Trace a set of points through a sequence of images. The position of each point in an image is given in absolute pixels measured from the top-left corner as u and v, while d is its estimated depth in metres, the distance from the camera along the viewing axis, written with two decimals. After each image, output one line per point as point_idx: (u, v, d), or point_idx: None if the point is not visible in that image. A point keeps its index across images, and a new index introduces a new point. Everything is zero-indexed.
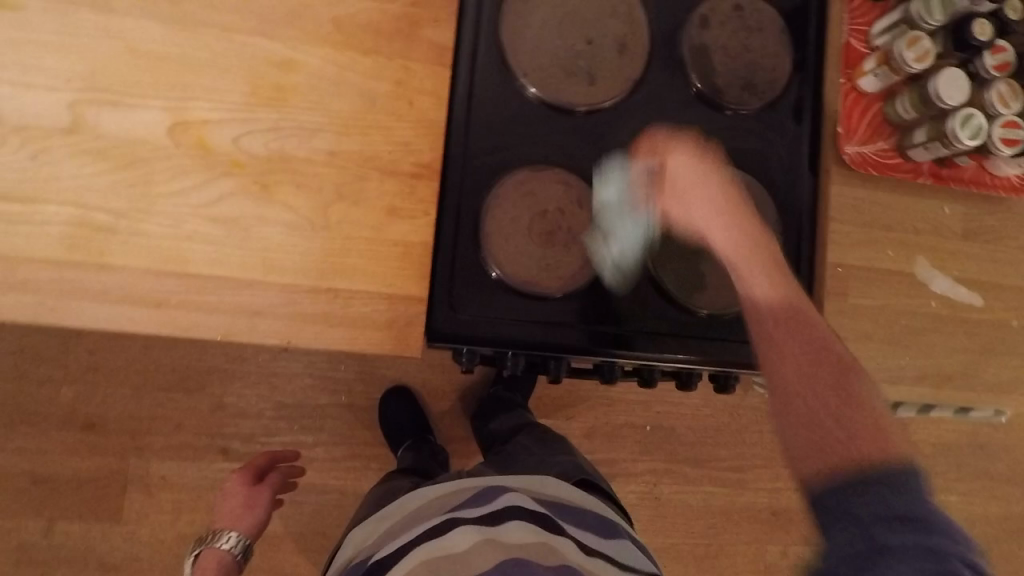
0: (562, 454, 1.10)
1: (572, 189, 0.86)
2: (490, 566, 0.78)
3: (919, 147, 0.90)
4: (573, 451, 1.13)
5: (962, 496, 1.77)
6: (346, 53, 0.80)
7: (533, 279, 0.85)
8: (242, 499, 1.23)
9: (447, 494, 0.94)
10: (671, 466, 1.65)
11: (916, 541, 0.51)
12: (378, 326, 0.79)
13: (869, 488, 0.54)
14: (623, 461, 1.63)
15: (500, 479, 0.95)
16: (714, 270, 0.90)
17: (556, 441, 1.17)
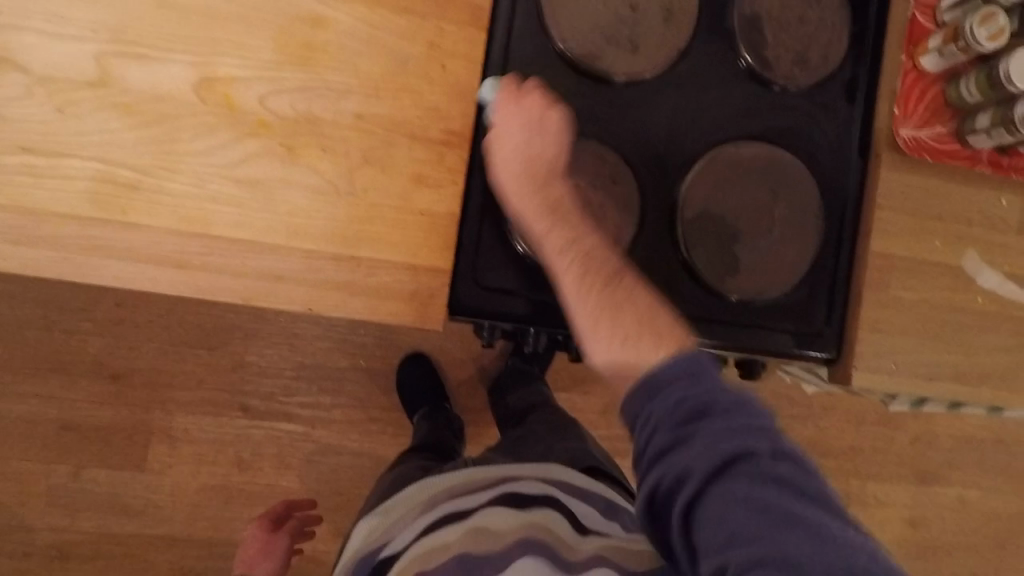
0: (574, 441, 1.10)
1: (604, 162, 0.83)
2: (497, 551, 0.78)
3: (980, 132, 0.85)
4: (586, 437, 1.13)
5: (983, 493, 1.73)
6: (377, 11, 0.76)
7: None
8: (260, 545, 1.41)
9: (448, 484, 0.95)
10: None
11: (775, 498, 0.57)
12: (400, 297, 0.78)
13: (737, 458, 0.59)
14: None
15: (501, 468, 0.95)
16: (750, 255, 0.86)
17: (569, 428, 1.16)
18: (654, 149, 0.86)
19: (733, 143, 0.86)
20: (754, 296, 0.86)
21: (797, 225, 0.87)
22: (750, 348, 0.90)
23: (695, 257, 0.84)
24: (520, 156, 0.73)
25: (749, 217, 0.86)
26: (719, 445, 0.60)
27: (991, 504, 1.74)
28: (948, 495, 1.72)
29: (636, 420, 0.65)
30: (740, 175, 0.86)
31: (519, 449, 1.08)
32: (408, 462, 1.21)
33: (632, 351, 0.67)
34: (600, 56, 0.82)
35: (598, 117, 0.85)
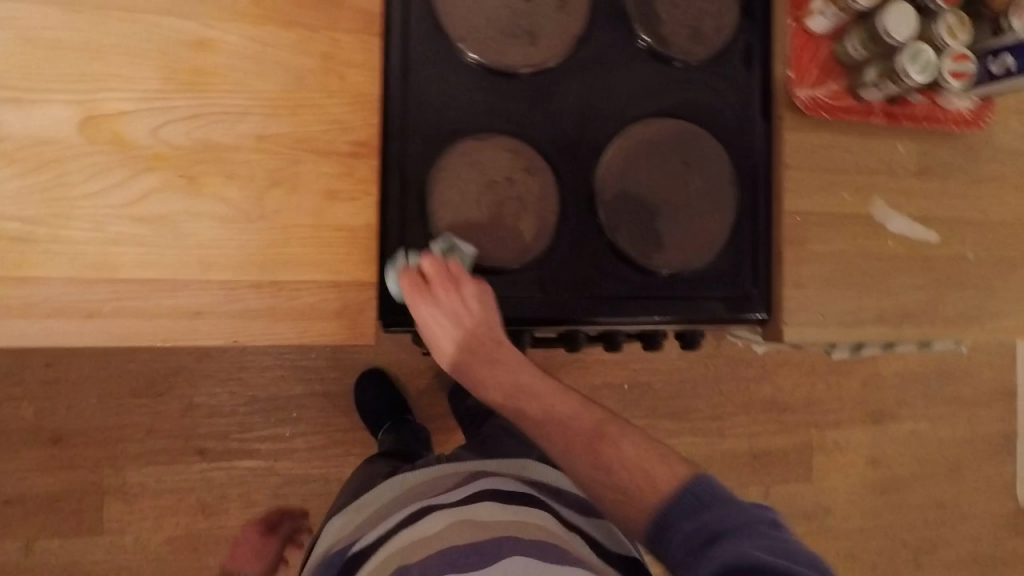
0: (539, 435, 1.09)
1: (518, 155, 0.83)
2: (463, 542, 0.76)
3: (871, 86, 0.88)
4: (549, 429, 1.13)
5: (932, 424, 1.82)
6: (265, 28, 0.74)
7: (486, 253, 0.82)
8: (253, 550, 1.45)
9: (423, 482, 0.94)
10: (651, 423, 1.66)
11: None
12: (329, 315, 0.76)
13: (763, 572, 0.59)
14: None
15: (476, 465, 0.94)
16: (671, 228, 0.88)
17: (534, 420, 1.15)
18: (566, 137, 0.86)
19: (642, 121, 0.88)
20: (680, 267, 0.88)
21: (713, 193, 0.90)
22: (687, 319, 0.91)
23: (618, 237, 0.86)
24: (457, 343, 0.76)
25: (667, 192, 0.88)
26: (743, 557, 0.60)
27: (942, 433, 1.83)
28: (901, 430, 1.80)
29: (662, 536, 0.68)
30: (653, 153, 0.88)
31: (488, 447, 1.06)
32: (372, 465, 1.18)
33: (614, 482, 0.72)
34: (500, 49, 0.82)
35: (506, 111, 0.84)
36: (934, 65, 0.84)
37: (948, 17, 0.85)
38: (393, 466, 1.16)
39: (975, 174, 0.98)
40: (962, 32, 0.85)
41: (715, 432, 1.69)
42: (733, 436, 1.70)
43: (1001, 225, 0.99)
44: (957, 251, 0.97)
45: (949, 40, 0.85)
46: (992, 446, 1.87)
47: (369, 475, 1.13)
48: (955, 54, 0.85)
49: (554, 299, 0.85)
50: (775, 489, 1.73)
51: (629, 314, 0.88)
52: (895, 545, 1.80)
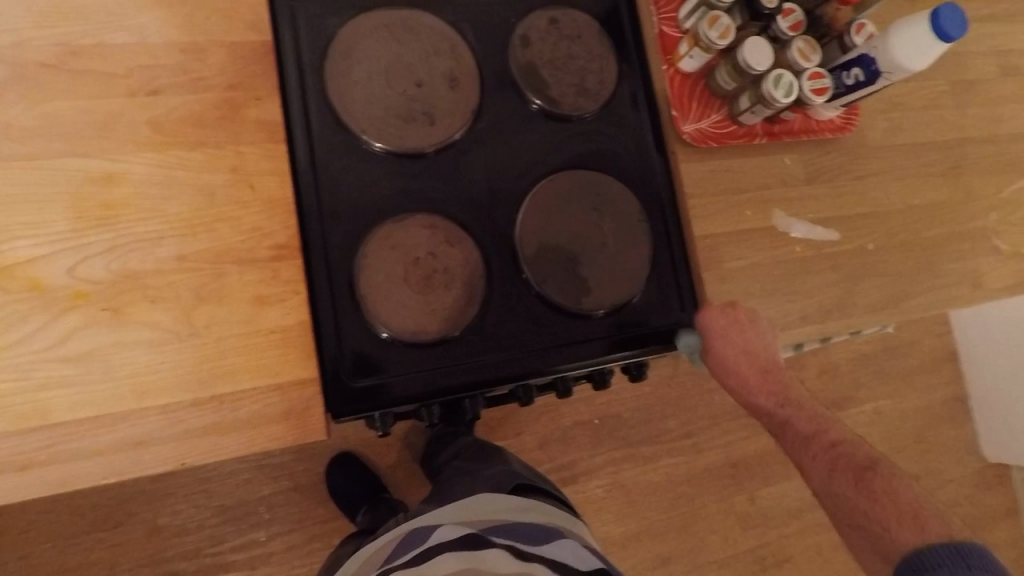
0: (495, 465, 1.05)
1: (437, 230, 0.87)
2: None
3: (746, 112, 0.97)
4: (507, 454, 1.11)
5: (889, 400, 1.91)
6: (171, 153, 0.77)
7: (425, 327, 0.84)
8: None
9: (385, 545, 0.91)
10: (628, 451, 1.68)
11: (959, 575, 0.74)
12: (274, 419, 0.76)
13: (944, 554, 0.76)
14: (582, 460, 1.65)
15: (431, 516, 0.91)
16: (596, 271, 0.93)
17: (496, 451, 1.12)
18: (481, 203, 0.90)
19: (549, 177, 0.93)
20: (611, 306, 0.92)
21: (628, 231, 0.95)
22: (629, 355, 0.94)
23: (547, 289, 0.90)
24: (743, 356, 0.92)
25: (584, 239, 0.93)
26: None
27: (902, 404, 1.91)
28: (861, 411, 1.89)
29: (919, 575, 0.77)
30: (564, 205, 0.93)
31: (448, 491, 1.03)
32: (349, 544, 1.14)
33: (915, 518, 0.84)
34: (403, 135, 0.87)
35: (419, 189, 0.88)
36: (796, 86, 0.93)
37: (798, 42, 0.94)
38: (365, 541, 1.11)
39: (860, 171, 1.08)
40: (814, 53, 0.95)
41: (690, 448, 1.71)
42: (708, 448, 1.73)
43: (893, 212, 1.08)
44: (859, 243, 1.05)
45: (803, 62, 0.94)
46: (949, 409, 1.95)
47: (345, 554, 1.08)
48: (811, 74, 0.94)
49: (499, 358, 0.87)
50: (759, 492, 1.76)
51: (571, 360, 0.90)
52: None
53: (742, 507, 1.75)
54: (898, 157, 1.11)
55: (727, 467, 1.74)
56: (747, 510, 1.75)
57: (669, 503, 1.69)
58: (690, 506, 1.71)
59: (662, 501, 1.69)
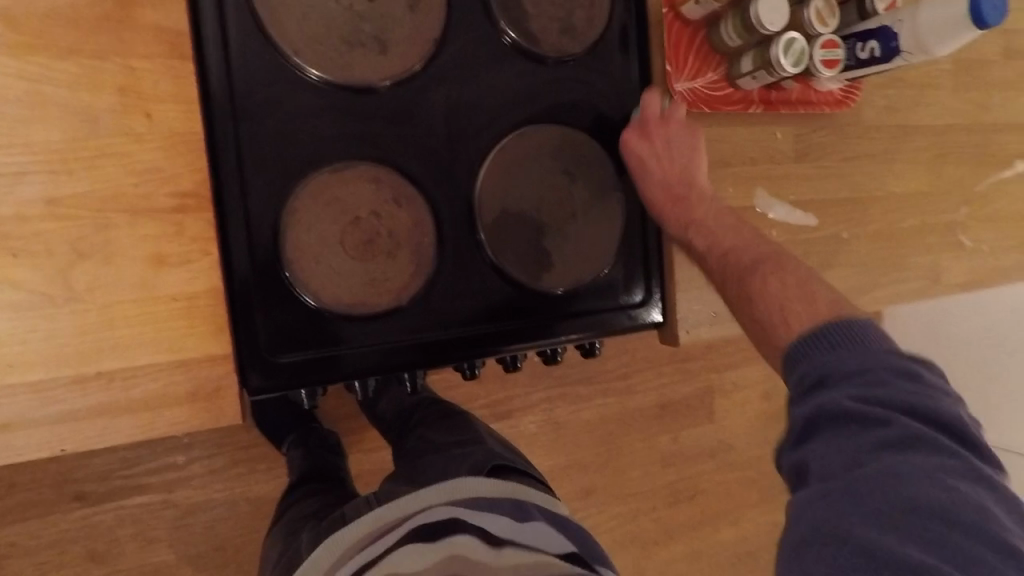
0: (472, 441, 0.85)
1: (383, 186, 0.73)
2: None
3: (747, 76, 0.86)
4: (474, 417, 0.94)
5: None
6: (35, 61, 0.58)
7: (363, 300, 0.73)
8: None
9: (343, 536, 0.72)
10: (563, 390, 1.61)
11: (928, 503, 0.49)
12: (178, 401, 0.65)
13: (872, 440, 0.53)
14: (515, 396, 1.57)
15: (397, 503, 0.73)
16: (560, 244, 0.83)
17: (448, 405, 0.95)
18: (436, 156, 0.77)
19: (519, 130, 0.80)
20: (571, 286, 0.83)
21: (600, 200, 0.84)
22: (584, 337, 0.86)
23: (504, 262, 0.79)
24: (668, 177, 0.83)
25: (551, 207, 0.82)
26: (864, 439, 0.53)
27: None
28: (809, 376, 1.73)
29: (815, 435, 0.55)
30: (532, 166, 0.80)
31: (419, 475, 0.81)
32: (292, 513, 0.90)
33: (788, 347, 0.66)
34: (346, 64, 0.71)
35: (364, 133, 0.74)
36: (805, 55, 0.82)
37: (818, 2, 0.82)
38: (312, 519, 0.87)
39: (847, 153, 1.00)
40: (832, 18, 0.83)
41: (622, 389, 1.66)
42: (640, 391, 1.69)
43: (873, 199, 1.03)
44: (834, 231, 1.00)
45: (819, 27, 0.82)
46: None
47: (286, 539, 0.84)
48: (825, 41, 0.83)
49: (445, 337, 0.78)
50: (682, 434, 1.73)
51: (523, 340, 0.82)
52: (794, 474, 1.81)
53: (664, 446, 1.73)
54: (888, 138, 1.04)
55: (656, 409, 1.71)
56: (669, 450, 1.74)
57: (594, 439, 1.66)
58: (617, 443, 1.68)
59: (587, 438, 1.65)
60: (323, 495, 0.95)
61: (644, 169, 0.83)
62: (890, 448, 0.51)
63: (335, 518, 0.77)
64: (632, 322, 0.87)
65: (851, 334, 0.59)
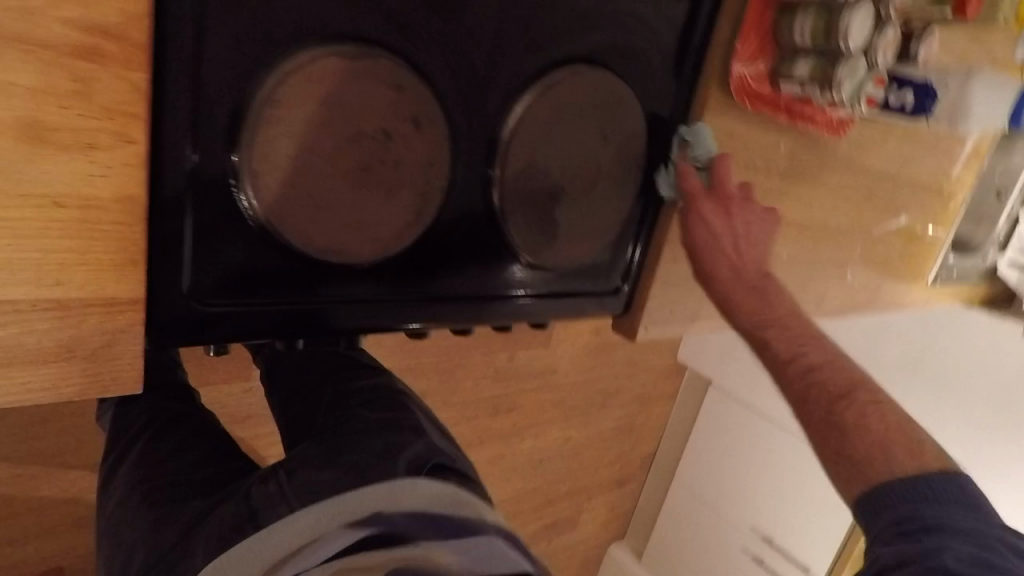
0: (421, 428, 0.69)
1: (404, 96, 0.52)
2: None
3: (796, 83, 0.78)
4: (391, 376, 0.77)
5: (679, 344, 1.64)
6: None
7: (340, 246, 0.53)
8: None
9: (251, 543, 0.52)
10: None
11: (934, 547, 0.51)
12: (40, 356, 0.41)
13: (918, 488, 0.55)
14: None
15: (320, 512, 0.54)
16: (570, 216, 0.70)
17: (369, 357, 0.80)
18: (474, 71, 0.57)
19: (571, 67, 0.63)
20: (565, 264, 0.72)
21: (620, 177, 0.72)
22: (550, 316, 0.76)
23: (509, 225, 0.64)
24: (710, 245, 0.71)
25: (575, 170, 0.68)
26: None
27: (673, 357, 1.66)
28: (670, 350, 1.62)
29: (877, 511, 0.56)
30: (572, 116, 0.65)
31: (341, 454, 0.61)
32: (147, 447, 0.63)
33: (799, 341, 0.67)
34: None
35: (396, 11, 0.51)
36: (860, 86, 0.77)
37: (889, 31, 0.77)
38: (204, 475, 0.62)
39: (815, 178, 1.00)
40: (891, 53, 0.79)
41: None
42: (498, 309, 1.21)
43: (811, 225, 1.03)
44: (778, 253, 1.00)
45: (880, 58, 0.78)
46: None
47: (145, 496, 0.59)
48: (877, 76, 0.79)
49: (418, 299, 0.63)
50: (523, 356, 1.33)
51: (497, 313, 0.70)
52: (614, 428, 1.60)
53: (505, 363, 1.30)
54: (846, 175, 1.04)
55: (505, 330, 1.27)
56: (514, 367, 1.32)
57: (436, 351, 1.20)
58: (461, 358, 1.23)
59: (431, 349, 1.19)
60: (181, 434, 0.65)
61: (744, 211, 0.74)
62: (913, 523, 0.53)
63: (243, 511, 0.56)
64: (597, 308, 0.80)
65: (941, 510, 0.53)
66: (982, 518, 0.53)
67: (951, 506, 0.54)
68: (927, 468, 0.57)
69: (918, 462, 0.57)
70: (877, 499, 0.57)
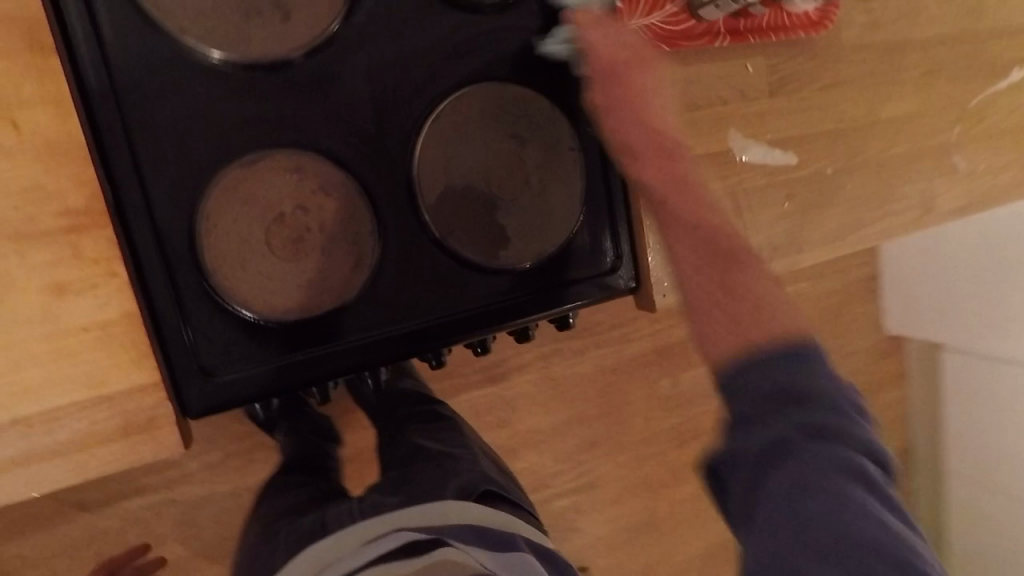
0: (463, 457, 0.77)
1: (305, 174, 0.66)
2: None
3: (709, 5, 0.78)
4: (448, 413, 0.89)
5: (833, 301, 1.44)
6: None
7: (303, 303, 0.67)
8: None
9: (324, 545, 0.64)
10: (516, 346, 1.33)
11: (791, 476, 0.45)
12: (110, 437, 0.59)
13: (773, 366, 0.49)
14: (477, 372, 1.31)
15: (393, 517, 0.66)
16: (516, 216, 0.75)
17: (426, 401, 0.92)
18: (368, 133, 0.69)
19: (454, 94, 0.72)
20: (534, 258, 0.76)
21: (555, 164, 0.77)
22: (552, 313, 0.79)
23: (453, 242, 0.72)
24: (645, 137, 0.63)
25: (501, 174, 0.74)
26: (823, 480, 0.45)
27: (823, 327, 1.49)
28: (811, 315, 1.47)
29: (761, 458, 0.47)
30: (475, 132, 0.73)
31: (404, 484, 0.74)
32: (275, 499, 0.85)
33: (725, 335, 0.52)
34: (250, 39, 0.64)
35: (281, 118, 0.66)
36: None
37: None
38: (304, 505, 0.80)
39: (832, 76, 0.91)
40: None
41: (572, 337, 1.36)
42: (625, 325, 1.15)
43: (855, 127, 0.94)
44: (819, 168, 0.92)
45: None
46: None
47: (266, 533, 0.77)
48: None
49: (397, 334, 0.72)
50: None
51: (489, 323, 0.76)
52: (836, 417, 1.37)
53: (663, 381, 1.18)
54: (871, 60, 0.94)
55: None
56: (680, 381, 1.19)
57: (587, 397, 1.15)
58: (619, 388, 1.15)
59: None
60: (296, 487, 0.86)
61: (631, 102, 0.65)
62: (817, 425, 0.46)
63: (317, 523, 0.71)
64: (604, 292, 0.81)
65: (793, 372, 0.48)
66: (815, 376, 0.48)
67: (798, 389, 0.48)
68: (786, 334, 0.50)
69: (786, 334, 0.50)
70: (741, 380, 0.49)
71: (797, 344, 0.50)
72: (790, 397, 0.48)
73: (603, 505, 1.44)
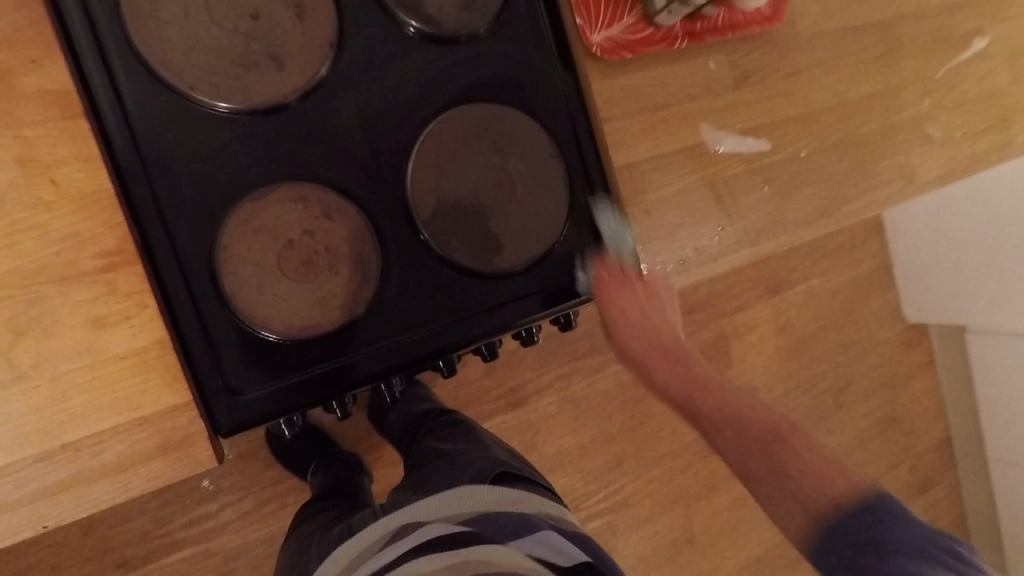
0: (477, 450, 0.82)
1: (310, 202, 0.73)
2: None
3: (663, 11, 0.84)
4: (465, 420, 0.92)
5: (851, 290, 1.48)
6: None
7: (316, 320, 0.73)
8: None
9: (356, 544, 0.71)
10: (531, 361, 1.36)
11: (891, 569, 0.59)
12: (152, 455, 0.65)
13: (863, 513, 0.64)
14: (496, 390, 1.35)
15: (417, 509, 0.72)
16: (507, 223, 0.80)
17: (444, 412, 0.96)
18: (363, 161, 0.76)
19: (438, 118, 0.78)
20: (529, 261, 0.81)
21: (538, 171, 0.82)
22: (551, 312, 0.84)
23: (451, 253, 0.77)
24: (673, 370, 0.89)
25: (489, 186, 0.80)
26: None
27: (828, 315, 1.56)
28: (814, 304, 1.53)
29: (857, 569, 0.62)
30: (461, 149, 0.79)
31: (424, 484, 0.79)
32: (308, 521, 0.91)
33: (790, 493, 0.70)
34: (248, 88, 0.70)
35: (283, 154, 0.73)
36: None
37: None
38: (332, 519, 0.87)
39: (794, 65, 0.97)
40: None
41: (586, 348, 1.39)
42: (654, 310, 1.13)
43: (824, 110, 0.98)
44: (792, 151, 0.97)
45: None
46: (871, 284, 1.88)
47: (302, 544, 0.85)
48: None
49: (407, 343, 0.77)
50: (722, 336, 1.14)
51: (492, 326, 0.80)
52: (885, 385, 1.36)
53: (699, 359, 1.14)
54: (830, 46, 0.99)
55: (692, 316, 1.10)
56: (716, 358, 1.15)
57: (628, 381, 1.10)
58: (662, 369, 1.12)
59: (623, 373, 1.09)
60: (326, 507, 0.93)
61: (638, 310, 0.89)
62: (920, 547, 0.60)
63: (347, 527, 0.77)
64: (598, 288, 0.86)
65: (886, 517, 0.63)
66: (913, 527, 0.62)
67: (891, 524, 0.62)
68: (873, 496, 0.65)
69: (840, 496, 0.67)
70: (831, 536, 0.65)
71: (880, 491, 0.66)
72: (880, 538, 0.62)
73: (638, 518, 1.45)
